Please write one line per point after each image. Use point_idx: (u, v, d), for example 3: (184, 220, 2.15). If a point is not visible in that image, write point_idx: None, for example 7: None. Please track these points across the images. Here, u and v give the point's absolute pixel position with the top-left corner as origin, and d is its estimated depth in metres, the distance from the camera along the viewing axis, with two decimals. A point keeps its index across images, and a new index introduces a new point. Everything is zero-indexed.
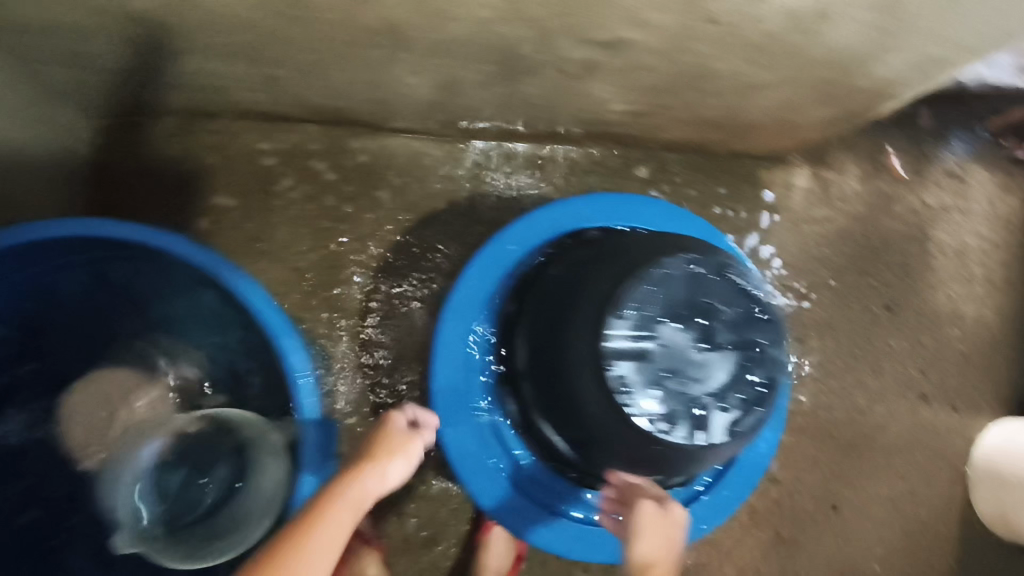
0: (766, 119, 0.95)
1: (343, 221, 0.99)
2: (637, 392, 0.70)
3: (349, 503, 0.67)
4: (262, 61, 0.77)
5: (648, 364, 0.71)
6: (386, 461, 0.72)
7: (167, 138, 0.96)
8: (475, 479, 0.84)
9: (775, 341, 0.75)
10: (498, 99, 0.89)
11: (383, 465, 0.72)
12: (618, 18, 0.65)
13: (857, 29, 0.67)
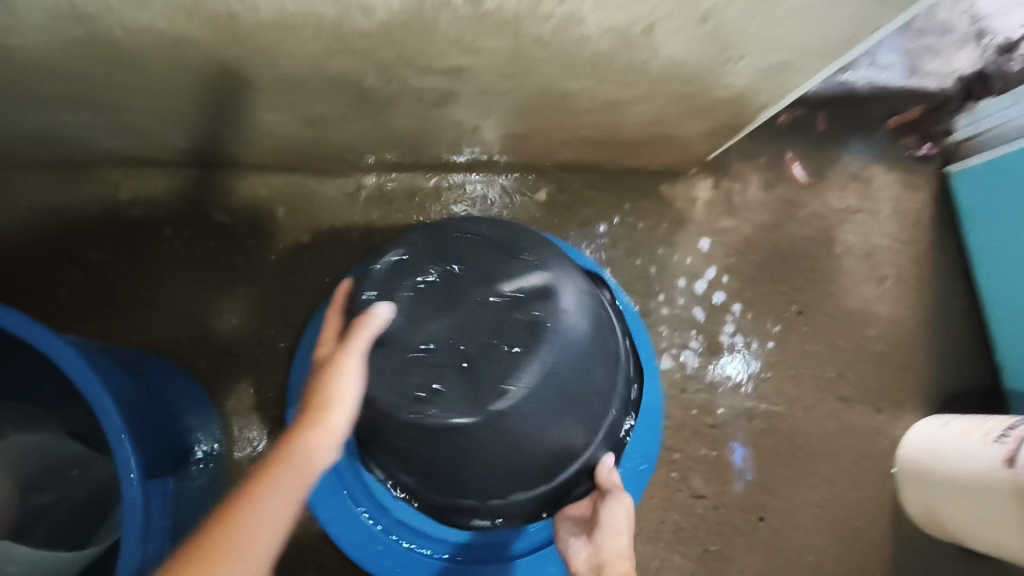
0: (646, 134, 0.95)
1: (227, 264, 0.97)
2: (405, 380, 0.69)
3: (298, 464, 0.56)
4: (111, 106, 0.76)
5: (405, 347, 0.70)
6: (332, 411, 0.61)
7: (40, 192, 0.95)
8: (334, 522, 0.86)
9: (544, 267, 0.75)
10: (371, 132, 0.89)
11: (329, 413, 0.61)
12: (447, 45, 0.65)
13: (689, 41, 0.67)
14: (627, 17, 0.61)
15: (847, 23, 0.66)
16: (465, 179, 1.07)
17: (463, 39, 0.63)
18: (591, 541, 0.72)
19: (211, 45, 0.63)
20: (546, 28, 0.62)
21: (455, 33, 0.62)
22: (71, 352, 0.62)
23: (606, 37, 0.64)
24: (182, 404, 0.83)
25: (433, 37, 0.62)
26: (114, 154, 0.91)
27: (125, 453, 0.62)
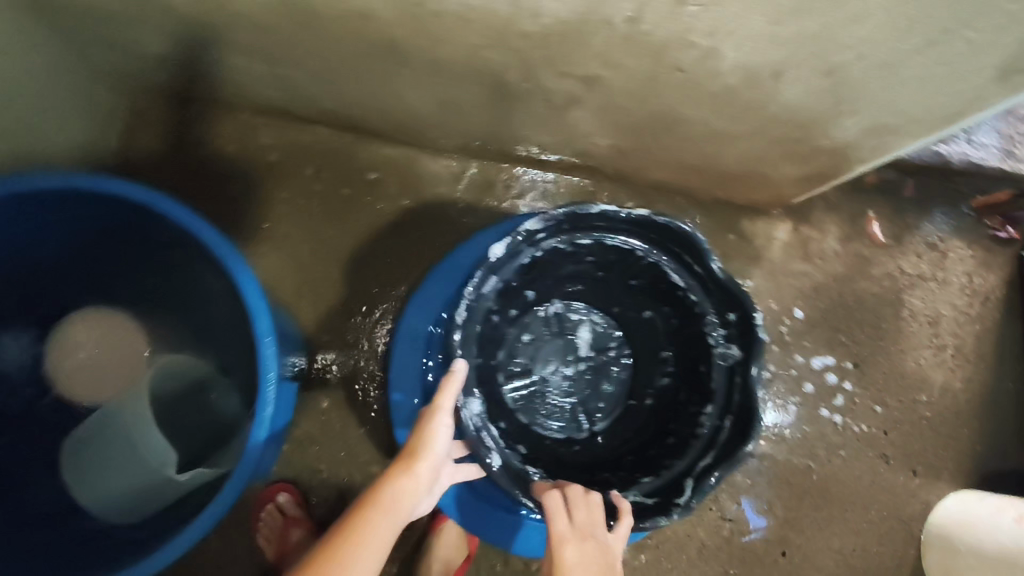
0: (741, 169, 1.01)
1: (341, 219, 1.07)
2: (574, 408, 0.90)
3: (392, 509, 0.65)
4: (283, 62, 0.87)
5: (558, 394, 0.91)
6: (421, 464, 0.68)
7: (189, 124, 1.06)
8: None
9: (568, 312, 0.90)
10: (492, 124, 0.97)
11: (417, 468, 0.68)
12: (592, 57, 0.72)
13: (809, 90, 0.73)
14: (760, 58, 0.68)
15: (960, 100, 0.71)
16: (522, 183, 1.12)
17: (609, 55, 0.71)
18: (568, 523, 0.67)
19: (389, 23, 0.72)
20: (686, 56, 0.69)
21: (602, 48, 0.69)
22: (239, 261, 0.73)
23: (737, 73, 0.71)
24: (287, 330, 0.95)
25: (581, 49, 0.70)
26: (262, 102, 1.02)
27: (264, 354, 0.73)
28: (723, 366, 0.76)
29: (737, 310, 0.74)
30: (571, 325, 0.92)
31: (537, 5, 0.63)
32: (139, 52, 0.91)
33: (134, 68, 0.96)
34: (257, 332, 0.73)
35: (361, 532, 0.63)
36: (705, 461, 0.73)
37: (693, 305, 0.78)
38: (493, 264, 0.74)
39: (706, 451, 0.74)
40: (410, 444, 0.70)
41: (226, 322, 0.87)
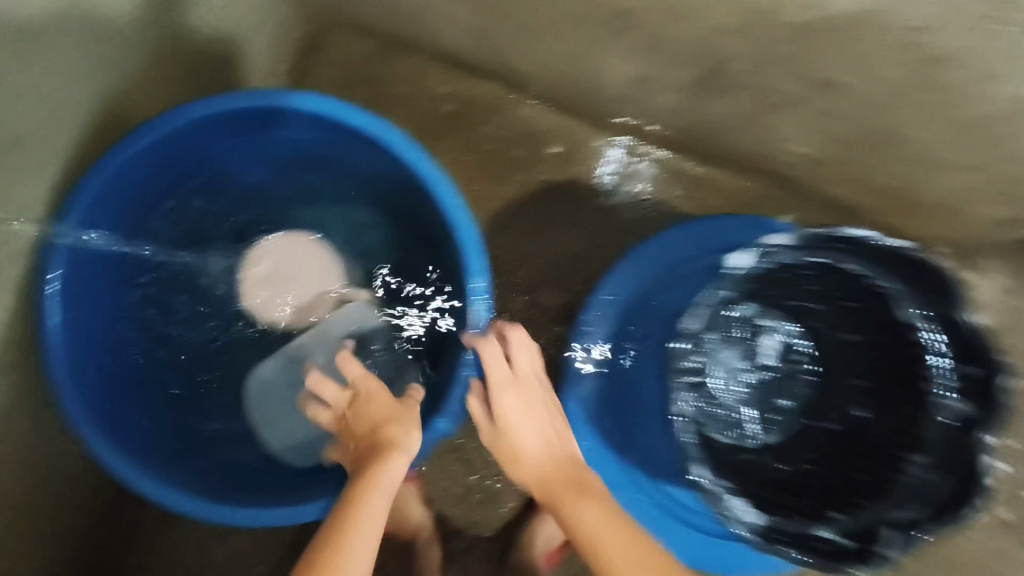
0: (936, 206, 0.93)
1: (495, 180, 1.02)
2: (747, 418, 0.78)
3: (387, 480, 0.64)
4: (491, 8, 0.84)
5: (737, 402, 0.79)
6: (409, 440, 0.67)
7: (359, 56, 1.03)
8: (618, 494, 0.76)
9: (760, 313, 0.78)
10: (680, 109, 0.92)
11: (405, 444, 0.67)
12: (844, 58, 0.67)
13: None
14: None
15: None
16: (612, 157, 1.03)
17: (867, 58, 0.65)
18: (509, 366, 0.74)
19: None
20: (957, 73, 0.63)
21: (864, 49, 0.64)
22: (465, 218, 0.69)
23: (1003, 101, 0.65)
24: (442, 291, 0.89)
25: (841, 45, 0.65)
26: (445, 45, 0.98)
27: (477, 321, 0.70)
28: (942, 420, 0.64)
29: (977, 366, 0.63)
30: (760, 332, 0.78)
31: None
32: None
33: None
34: (474, 298, 0.69)
35: (362, 500, 0.62)
36: (910, 514, 0.62)
37: (923, 344, 0.66)
38: (727, 271, 0.77)
39: (915, 502, 0.62)
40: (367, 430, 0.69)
41: (412, 267, 0.83)
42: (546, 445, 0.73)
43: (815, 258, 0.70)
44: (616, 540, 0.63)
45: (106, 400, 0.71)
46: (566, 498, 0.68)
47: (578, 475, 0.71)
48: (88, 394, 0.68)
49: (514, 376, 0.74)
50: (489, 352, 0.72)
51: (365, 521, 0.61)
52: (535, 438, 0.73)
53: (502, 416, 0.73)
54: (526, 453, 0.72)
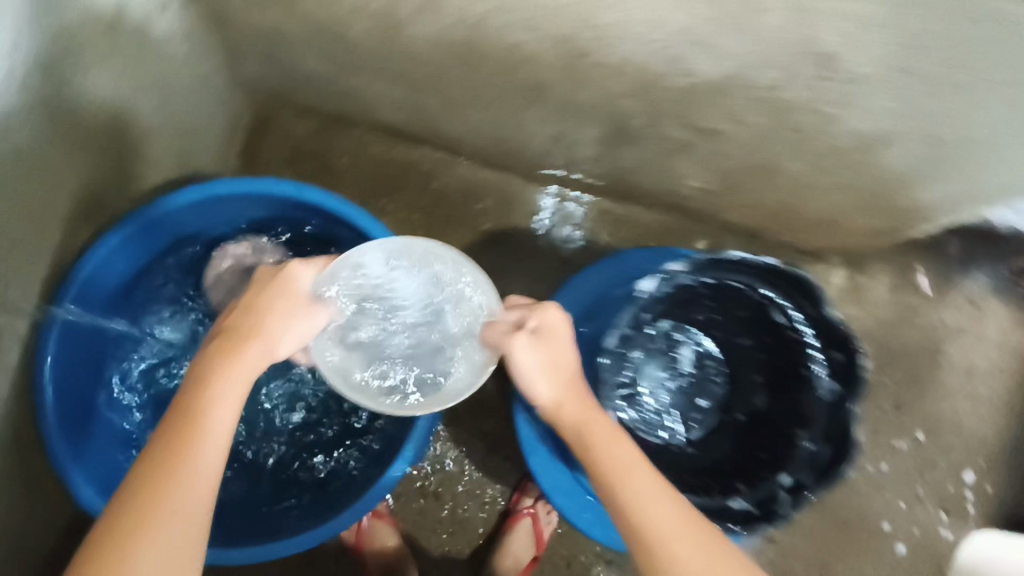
0: (817, 219, 1.09)
1: (438, 233, 1.15)
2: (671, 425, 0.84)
3: (248, 365, 0.64)
4: (419, 88, 0.93)
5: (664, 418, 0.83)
6: (279, 334, 0.67)
7: (306, 135, 1.14)
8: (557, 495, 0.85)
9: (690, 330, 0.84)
10: (595, 158, 1.04)
11: (276, 341, 0.67)
12: (719, 114, 0.81)
13: (911, 158, 0.81)
14: (877, 129, 0.76)
15: None
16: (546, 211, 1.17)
17: (738, 113, 0.79)
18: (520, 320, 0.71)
19: (544, 68, 0.78)
20: (808, 120, 0.77)
21: (734, 108, 0.78)
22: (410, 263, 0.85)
23: (848, 140, 0.80)
24: None
25: (716, 105, 0.78)
26: (380, 121, 1.10)
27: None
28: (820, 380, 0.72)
29: (840, 353, 0.71)
30: (676, 344, 0.84)
31: (692, 69, 0.71)
32: (284, 70, 0.97)
33: (269, 83, 1.03)
34: None
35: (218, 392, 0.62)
36: (806, 478, 0.69)
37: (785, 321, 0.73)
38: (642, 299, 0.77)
39: (806, 469, 0.70)
40: (242, 320, 0.67)
41: None
42: (560, 370, 0.69)
43: (733, 281, 0.72)
44: (663, 495, 0.62)
45: (101, 467, 0.83)
46: (603, 437, 0.66)
47: (599, 412, 0.69)
48: (84, 461, 0.80)
49: (541, 324, 0.70)
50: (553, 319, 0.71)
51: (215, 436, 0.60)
52: (552, 379, 0.69)
53: (560, 361, 0.70)
54: (544, 370, 0.69)
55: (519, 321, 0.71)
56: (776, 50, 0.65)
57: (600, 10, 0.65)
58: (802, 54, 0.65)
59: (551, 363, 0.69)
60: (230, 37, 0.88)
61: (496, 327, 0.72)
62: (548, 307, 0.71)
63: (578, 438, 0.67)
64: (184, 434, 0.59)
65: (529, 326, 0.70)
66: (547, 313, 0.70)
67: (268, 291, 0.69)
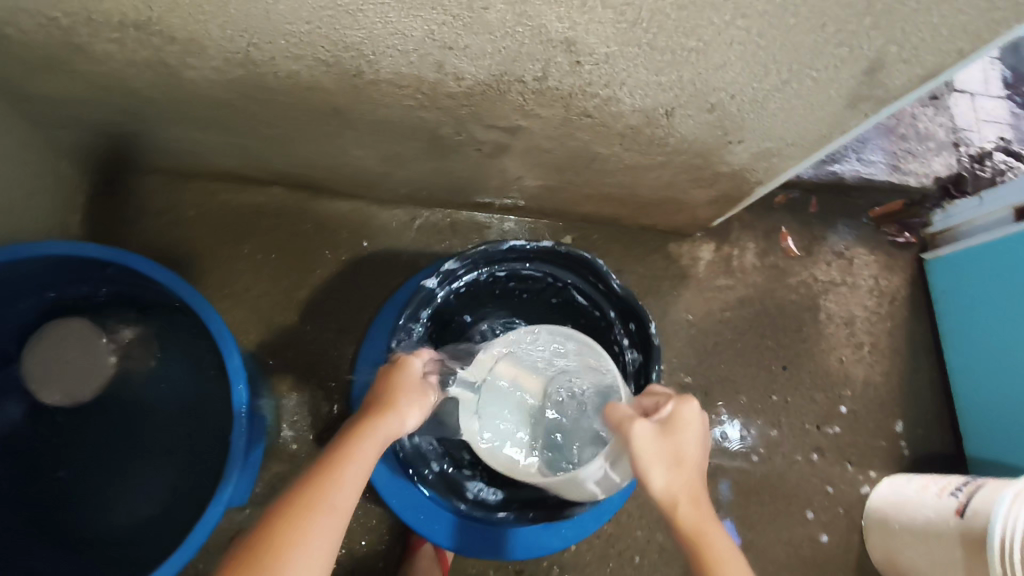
0: (659, 198, 1.14)
1: (299, 270, 1.16)
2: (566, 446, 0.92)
3: (380, 438, 0.76)
4: (234, 131, 0.93)
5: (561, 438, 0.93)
6: (406, 412, 0.80)
7: (150, 193, 1.13)
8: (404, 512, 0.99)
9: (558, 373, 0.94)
10: (432, 172, 1.06)
11: (405, 417, 0.80)
12: (511, 110, 0.83)
13: (701, 125, 0.85)
14: (653, 101, 0.79)
15: (825, 125, 0.84)
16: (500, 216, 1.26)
17: (527, 107, 0.82)
18: (653, 416, 0.78)
19: (331, 90, 0.79)
20: (590, 103, 0.80)
21: (521, 102, 0.81)
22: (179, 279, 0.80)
23: (636, 117, 0.84)
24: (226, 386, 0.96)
25: (503, 101, 0.81)
26: (216, 169, 1.09)
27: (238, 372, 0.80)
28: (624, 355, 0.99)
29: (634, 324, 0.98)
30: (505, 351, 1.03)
31: (458, 69, 0.74)
32: (101, 133, 0.97)
33: (94, 147, 1.02)
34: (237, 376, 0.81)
35: (354, 446, 0.73)
36: None
37: (578, 306, 1.03)
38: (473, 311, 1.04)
39: None
40: (389, 396, 0.81)
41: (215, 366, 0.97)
42: (680, 463, 0.75)
43: (537, 279, 1.02)
44: None
45: None
46: (716, 549, 0.70)
47: (698, 501, 0.74)
48: None
49: (672, 415, 0.78)
50: (686, 412, 0.79)
51: (351, 470, 0.70)
52: (666, 472, 0.74)
53: (684, 456, 0.75)
54: (687, 456, 0.76)
55: (656, 414, 0.79)
56: (519, 43, 0.68)
57: (345, 31, 0.67)
58: (545, 40, 0.67)
59: (673, 455, 0.74)
60: (31, 107, 0.88)
61: (617, 411, 0.79)
62: (686, 405, 0.79)
63: (688, 532, 0.72)
64: (330, 470, 0.69)
65: (653, 417, 0.78)
66: (682, 407, 0.78)
67: (403, 378, 0.83)
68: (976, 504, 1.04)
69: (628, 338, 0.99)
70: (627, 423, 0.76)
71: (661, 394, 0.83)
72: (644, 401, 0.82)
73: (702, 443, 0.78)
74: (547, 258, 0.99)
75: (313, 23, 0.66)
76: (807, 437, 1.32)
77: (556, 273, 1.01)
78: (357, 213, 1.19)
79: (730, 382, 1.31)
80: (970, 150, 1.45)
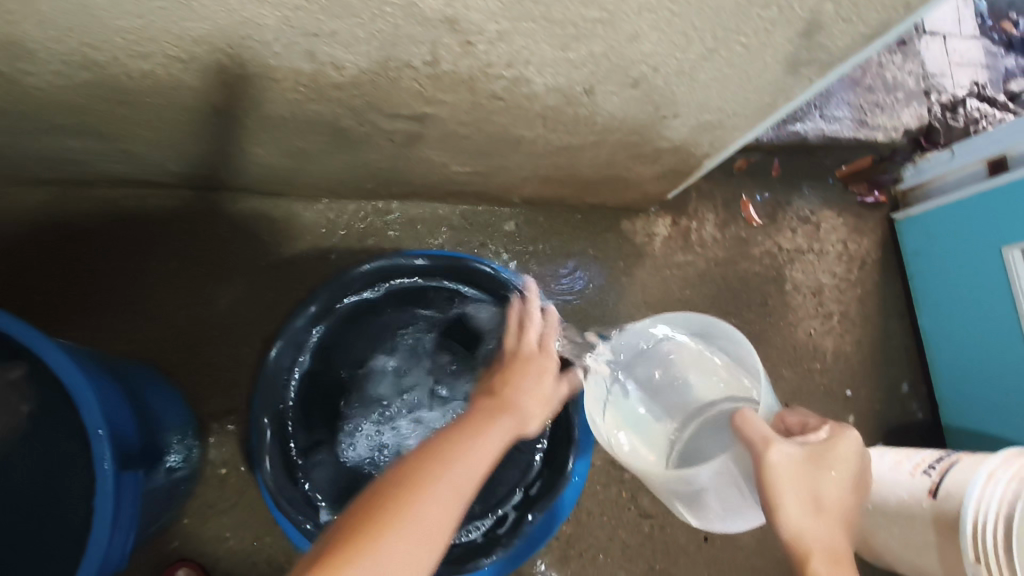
0: (602, 177, 1.04)
1: (218, 281, 1.07)
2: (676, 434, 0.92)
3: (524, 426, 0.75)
4: (110, 136, 0.83)
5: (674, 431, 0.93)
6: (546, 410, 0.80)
7: (38, 205, 1.02)
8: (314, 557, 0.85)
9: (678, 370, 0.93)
10: (347, 166, 0.96)
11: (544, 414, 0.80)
12: (411, 97, 0.73)
13: (627, 101, 0.76)
14: (568, 79, 0.70)
15: (766, 93, 0.75)
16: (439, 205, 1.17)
17: (427, 93, 0.72)
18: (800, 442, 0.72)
19: (200, 88, 0.69)
20: (498, 86, 0.71)
21: (419, 88, 0.71)
22: (39, 334, 0.66)
23: (553, 97, 0.74)
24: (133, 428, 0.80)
25: (399, 89, 0.71)
26: (113, 177, 0.99)
27: (102, 441, 0.66)
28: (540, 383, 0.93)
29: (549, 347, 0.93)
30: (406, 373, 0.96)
31: (335, 58, 0.64)
32: None
33: None
34: (88, 431, 0.66)
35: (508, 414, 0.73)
36: (535, 489, 0.93)
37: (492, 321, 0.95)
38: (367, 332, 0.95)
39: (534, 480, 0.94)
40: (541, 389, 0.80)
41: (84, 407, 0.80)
42: (814, 498, 0.69)
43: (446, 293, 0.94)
44: None
45: None
46: None
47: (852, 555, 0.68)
48: None
49: (824, 445, 0.72)
50: (844, 445, 0.73)
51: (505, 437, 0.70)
52: (813, 513, 0.68)
53: (824, 495, 0.69)
54: (841, 500, 0.69)
55: (811, 440, 0.73)
56: (393, 25, 0.58)
57: (186, 23, 0.57)
58: (422, 22, 0.57)
59: (811, 493, 0.68)
60: None
61: (754, 427, 0.72)
62: (846, 438, 0.73)
63: None
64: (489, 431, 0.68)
65: (802, 442, 0.72)
66: (836, 438, 0.73)
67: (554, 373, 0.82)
68: (949, 485, 0.99)
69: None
70: (770, 445, 0.70)
71: (813, 424, 0.77)
72: (795, 428, 0.77)
73: (851, 486, 0.71)
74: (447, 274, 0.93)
75: (145, 17, 0.56)
76: None
77: (457, 288, 0.95)
78: (278, 211, 1.10)
79: None
80: (941, 99, 1.36)
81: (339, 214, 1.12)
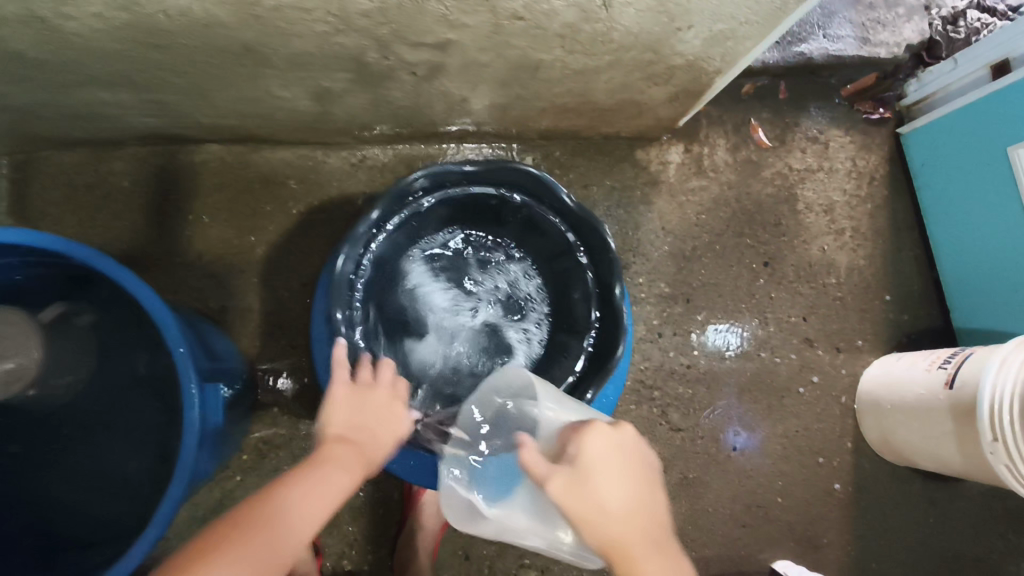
0: (616, 102, 1.07)
1: (253, 231, 1.11)
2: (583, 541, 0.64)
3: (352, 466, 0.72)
4: (142, 86, 0.86)
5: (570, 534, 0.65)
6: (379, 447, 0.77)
7: (76, 167, 1.07)
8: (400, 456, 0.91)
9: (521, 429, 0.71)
10: (371, 106, 0.99)
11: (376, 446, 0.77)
12: (435, 22, 0.76)
13: (641, 13, 0.78)
14: None
15: None
16: (457, 146, 1.20)
17: (450, 17, 0.75)
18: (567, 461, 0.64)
19: (234, 25, 0.72)
20: (517, 4, 0.73)
21: (442, 11, 0.73)
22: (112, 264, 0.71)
23: (572, 13, 0.76)
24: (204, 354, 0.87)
25: (424, 12, 0.73)
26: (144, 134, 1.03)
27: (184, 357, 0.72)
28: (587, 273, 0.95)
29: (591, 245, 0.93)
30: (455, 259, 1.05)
31: None
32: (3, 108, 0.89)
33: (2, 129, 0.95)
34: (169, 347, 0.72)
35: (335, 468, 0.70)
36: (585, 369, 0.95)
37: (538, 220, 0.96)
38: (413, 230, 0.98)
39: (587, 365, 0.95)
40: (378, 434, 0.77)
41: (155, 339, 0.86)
42: (605, 513, 0.63)
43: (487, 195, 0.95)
44: None
45: None
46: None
47: (652, 532, 0.65)
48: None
49: (578, 457, 0.64)
50: (598, 441, 0.65)
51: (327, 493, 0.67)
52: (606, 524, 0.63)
53: (605, 500, 0.64)
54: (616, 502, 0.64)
55: (572, 452, 0.65)
56: None
57: None
58: None
59: (592, 510, 0.63)
60: None
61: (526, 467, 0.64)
62: (596, 431, 0.66)
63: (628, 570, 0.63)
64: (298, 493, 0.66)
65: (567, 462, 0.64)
66: (591, 441, 0.65)
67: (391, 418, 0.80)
68: (964, 374, 1.03)
69: (586, 255, 0.95)
70: (549, 485, 0.62)
71: (576, 424, 0.67)
72: (556, 442, 0.67)
73: (625, 471, 0.66)
74: (493, 176, 0.92)
75: None
76: (796, 329, 1.30)
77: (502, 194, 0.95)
78: (303, 160, 1.13)
79: (711, 287, 1.28)
80: (942, 12, 1.36)
81: (362, 159, 1.15)
